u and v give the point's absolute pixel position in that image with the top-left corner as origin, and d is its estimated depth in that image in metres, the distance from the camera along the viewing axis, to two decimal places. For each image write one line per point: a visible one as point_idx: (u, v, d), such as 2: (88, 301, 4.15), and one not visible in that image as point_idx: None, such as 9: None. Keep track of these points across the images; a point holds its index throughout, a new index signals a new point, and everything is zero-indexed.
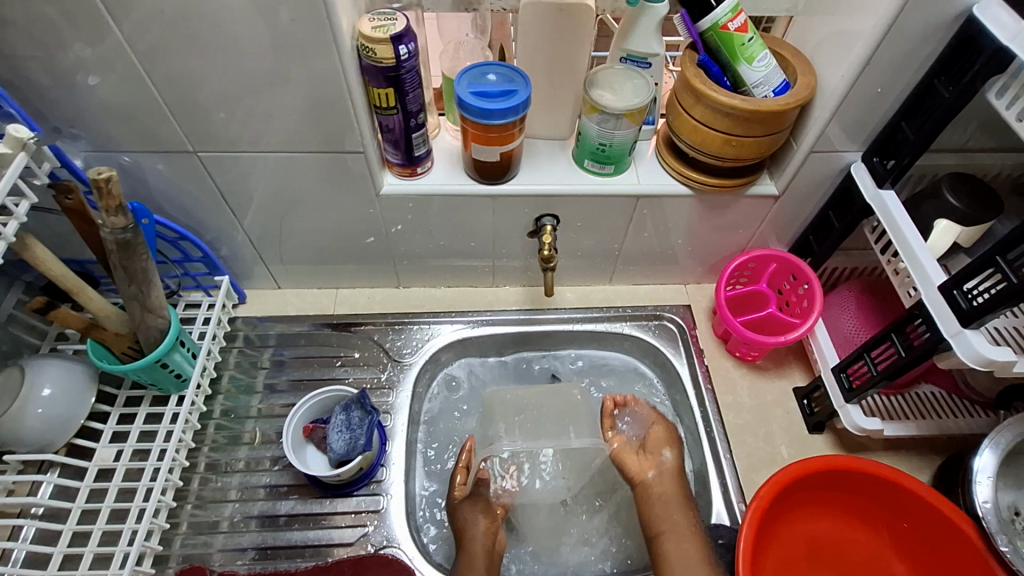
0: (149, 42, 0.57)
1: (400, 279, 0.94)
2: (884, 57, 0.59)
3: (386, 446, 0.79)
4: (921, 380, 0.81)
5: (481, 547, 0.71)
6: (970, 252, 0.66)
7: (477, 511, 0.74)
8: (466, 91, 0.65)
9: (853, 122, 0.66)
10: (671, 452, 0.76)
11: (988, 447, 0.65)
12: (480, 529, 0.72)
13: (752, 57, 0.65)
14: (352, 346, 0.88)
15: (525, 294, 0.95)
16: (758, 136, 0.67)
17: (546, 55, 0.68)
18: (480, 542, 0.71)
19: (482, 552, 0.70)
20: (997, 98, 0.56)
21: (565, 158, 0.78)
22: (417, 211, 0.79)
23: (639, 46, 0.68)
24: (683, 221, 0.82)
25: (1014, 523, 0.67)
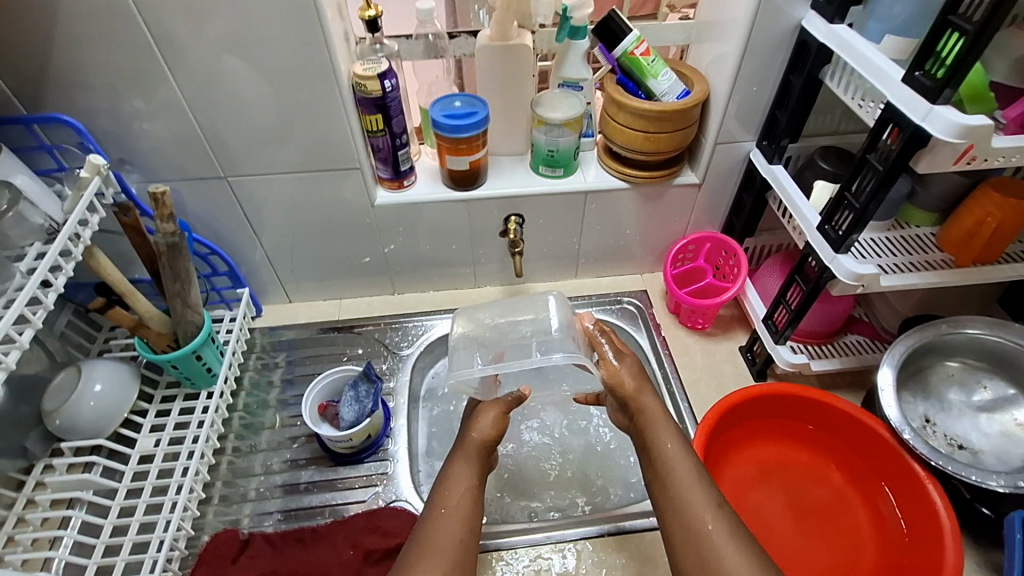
0: (191, 94, 0.75)
1: (395, 286, 1.09)
2: (749, 65, 0.79)
3: (390, 421, 0.91)
4: (848, 331, 0.93)
5: (480, 438, 0.75)
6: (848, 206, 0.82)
7: (487, 409, 0.78)
8: (439, 115, 0.83)
9: (741, 116, 0.85)
10: (622, 371, 0.74)
11: (887, 363, 0.76)
12: (486, 425, 0.77)
13: (656, 73, 0.84)
14: (357, 344, 1.02)
15: (503, 291, 1.10)
16: (669, 132, 0.85)
17: (501, 84, 0.87)
18: (479, 436, 0.75)
19: (475, 446, 0.75)
20: (831, 81, 0.73)
21: (524, 166, 0.96)
22: (405, 220, 0.96)
23: (571, 73, 0.88)
24: (627, 213, 0.99)
25: (925, 429, 0.77)
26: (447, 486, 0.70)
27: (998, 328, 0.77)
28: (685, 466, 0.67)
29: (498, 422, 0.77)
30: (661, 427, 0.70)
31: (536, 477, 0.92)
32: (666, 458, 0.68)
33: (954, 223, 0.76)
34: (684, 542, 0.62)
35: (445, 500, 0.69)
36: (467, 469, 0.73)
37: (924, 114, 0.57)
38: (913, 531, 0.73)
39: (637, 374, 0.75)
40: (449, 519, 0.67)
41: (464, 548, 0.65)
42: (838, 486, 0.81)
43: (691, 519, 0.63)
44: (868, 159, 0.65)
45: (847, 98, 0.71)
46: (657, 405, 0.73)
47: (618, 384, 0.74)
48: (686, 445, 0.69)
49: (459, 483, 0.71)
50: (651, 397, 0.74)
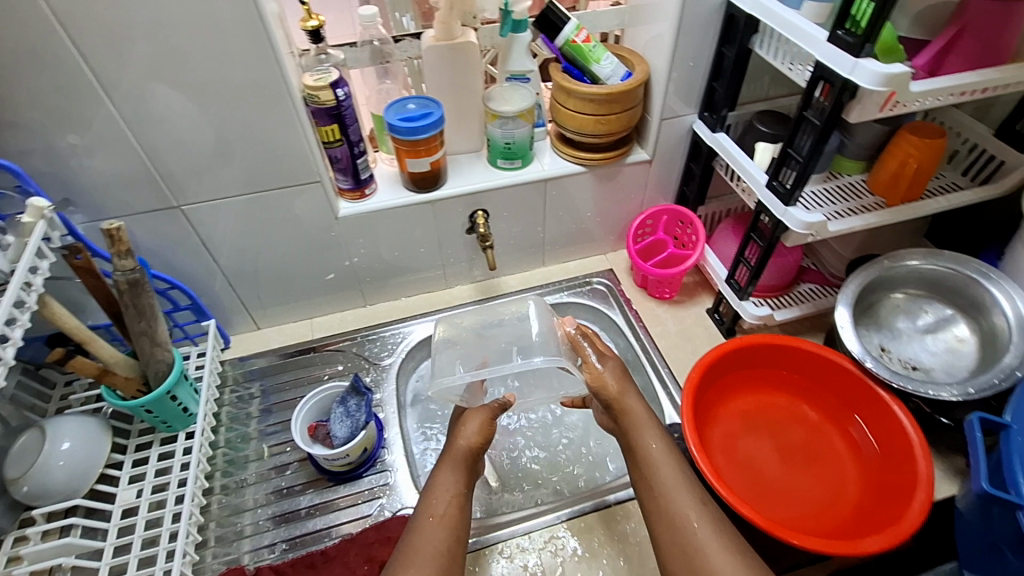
0: (134, 122, 0.72)
1: (366, 298, 1.07)
2: (685, 42, 0.83)
3: (383, 433, 0.90)
4: (801, 280, 1.00)
5: (466, 445, 0.75)
6: None
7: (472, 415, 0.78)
8: (395, 118, 0.83)
9: (682, 91, 0.90)
10: (604, 372, 0.77)
11: (842, 303, 0.83)
12: (472, 430, 0.77)
13: (598, 58, 0.88)
14: (336, 361, 1.00)
15: (476, 288, 1.11)
16: (619, 113, 0.89)
17: (449, 84, 0.88)
18: (466, 442, 0.75)
19: (461, 456, 0.74)
20: (760, 49, 0.78)
21: (482, 162, 0.97)
22: (371, 229, 0.95)
23: (517, 66, 0.90)
24: (586, 197, 1.02)
25: (883, 358, 0.83)
26: (431, 496, 0.71)
27: (932, 256, 0.83)
28: (670, 465, 0.70)
29: (486, 428, 0.77)
30: (646, 428, 0.73)
31: (537, 463, 0.93)
32: (651, 459, 0.71)
33: (882, 166, 0.84)
34: (670, 543, 0.66)
35: (431, 508, 0.69)
36: (452, 475, 0.73)
37: (850, 69, 0.61)
38: (884, 449, 0.80)
39: (619, 376, 0.77)
40: (438, 526, 0.68)
41: (449, 557, 0.66)
42: (814, 422, 0.87)
43: (676, 517, 0.67)
44: (805, 115, 0.70)
45: (778, 63, 0.76)
46: (641, 407, 0.75)
47: (603, 387, 0.76)
48: (669, 444, 0.73)
49: (443, 490, 0.71)
50: (634, 397, 0.76)
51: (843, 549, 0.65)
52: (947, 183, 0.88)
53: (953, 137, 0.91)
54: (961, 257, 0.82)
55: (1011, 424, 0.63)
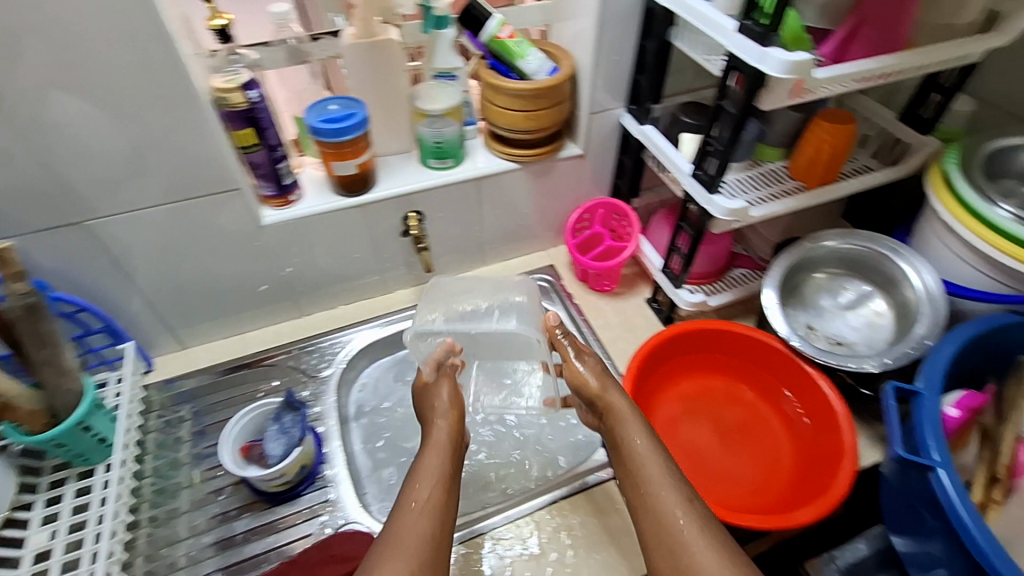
0: (21, 133, 0.66)
1: (301, 308, 1.03)
2: (607, 36, 0.84)
3: (323, 448, 0.87)
4: (733, 265, 1.03)
5: (445, 422, 0.75)
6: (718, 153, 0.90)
7: (439, 393, 0.79)
8: (316, 120, 0.80)
9: (608, 85, 0.91)
10: (584, 372, 0.77)
11: (768, 285, 0.86)
12: (444, 400, 0.78)
13: (523, 54, 0.87)
14: (271, 376, 0.96)
15: (417, 291, 1.08)
16: (547, 108, 0.89)
17: (373, 84, 0.86)
18: (444, 419, 0.75)
19: (444, 443, 0.73)
20: (678, 41, 0.80)
21: (413, 162, 0.95)
22: (300, 236, 0.91)
23: (443, 63, 0.89)
24: (521, 193, 1.02)
25: (810, 336, 0.87)
26: (415, 482, 0.68)
27: (848, 236, 0.87)
28: (654, 462, 0.67)
29: (456, 413, 0.77)
30: (631, 422, 0.72)
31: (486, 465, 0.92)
32: (638, 455, 0.69)
33: (800, 152, 0.88)
34: (656, 540, 0.62)
35: (413, 496, 0.66)
36: (438, 459, 0.71)
37: (759, 57, 0.62)
38: (815, 423, 0.83)
39: (601, 374, 0.77)
40: (422, 510, 0.64)
41: (436, 544, 0.62)
42: (750, 402, 0.90)
43: (661, 513, 0.63)
44: (722, 105, 0.71)
45: (694, 52, 0.77)
46: (622, 402, 0.74)
47: (586, 385, 0.76)
48: (656, 439, 0.70)
49: (428, 474, 0.68)
50: (616, 394, 0.75)
51: (778, 523, 0.67)
52: (860, 166, 0.91)
53: (862, 123, 0.95)
54: (873, 236, 0.86)
55: (921, 389, 0.67)
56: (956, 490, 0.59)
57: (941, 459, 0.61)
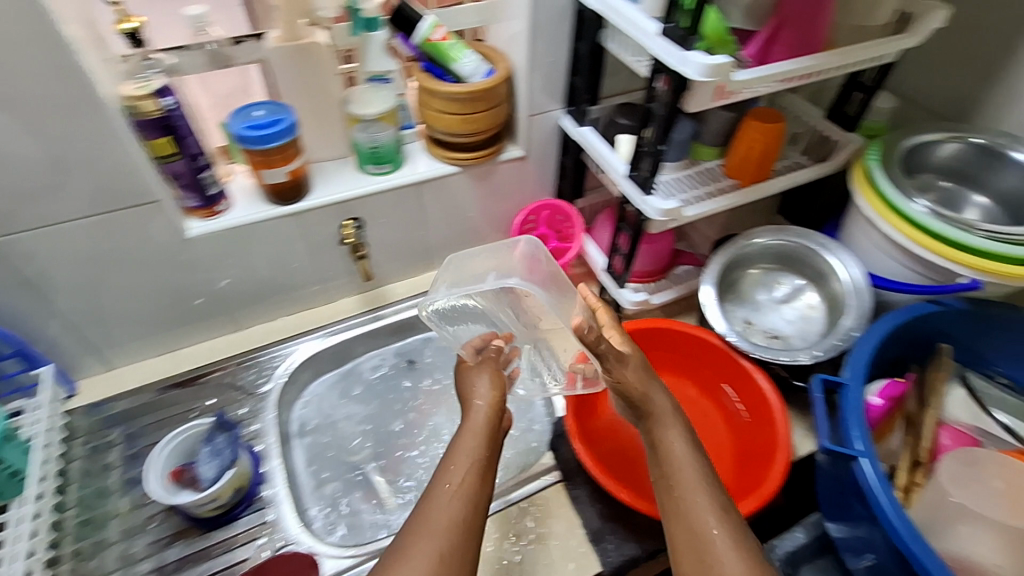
0: None
1: (238, 322, 0.99)
2: (540, 38, 0.84)
3: (261, 467, 0.84)
4: (678, 263, 1.04)
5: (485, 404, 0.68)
6: None
7: (480, 372, 0.72)
8: (240, 127, 0.76)
9: (545, 88, 0.91)
10: (627, 371, 0.70)
11: (707, 282, 0.88)
12: (484, 386, 0.71)
13: (457, 56, 0.86)
14: (205, 395, 0.92)
15: (360, 300, 1.06)
16: (483, 111, 0.88)
17: (302, 87, 0.82)
18: (484, 400, 0.69)
19: (483, 427, 0.66)
20: (608, 43, 0.80)
21: (350, 168, 0.93)
22: (231, 248, 0.87)
23: (376, 66, 0.86)
24: (464, 197, 1.00)
25: (747, 330, 0.89)
26: (449, 459, 0.63)
27: (779, 233, 0.90)
28: (689, 466, 0.62)
29: (495, 391, 0.70)
30: (672, 419, 0.67)
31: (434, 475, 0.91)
32: (673, 457, 0.63)
33: (734, 151, 0.90)
34: (685, 546, 0.57)
35: (446, 476, 0.61)
36: (473, 439, 0.65)
37: (680, 60, 0.63)
38: (753, 417, 0.85)
39: (643, 372, 0.71)
40: (455, 491, 0.59)
41: (465, 530, 0.57)
42: (693, 398, 0.92)
43: (694, 521, 0.58)
44: (651, 108, 0.72)
45: (623, 54, 0.77)
46: (664, 400, 0.69)
47: (624, 383, 0.70)
48: (695, 441, 0.65)
49: (463, 453, 0.63)
50: (660, 393, 0.70)
51: None
52: (792, 163, 0.93)
53: (793, 121, 0.98)
54: (803, 231, 0.89)
55: (846, 380, 0.70)
56: (876, 476, 0.62)
57: (864, 449, 0.64)
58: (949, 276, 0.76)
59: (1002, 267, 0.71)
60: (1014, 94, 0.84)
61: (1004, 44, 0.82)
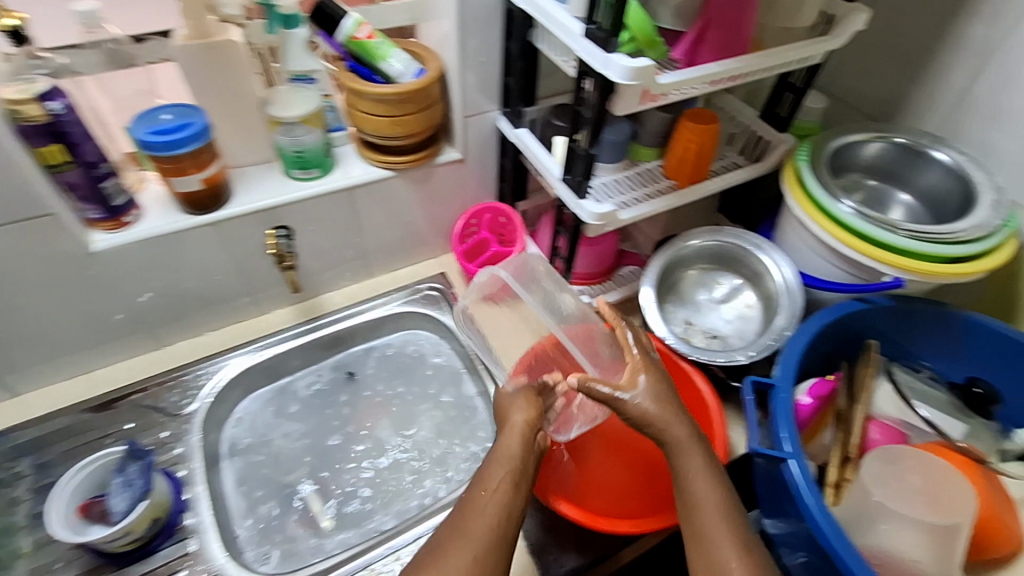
0: None
1: (160, 340, 0.93)
2: (470, 37, 0.81)
3: (182, 494, 0.79)
4: (622, 264, 1.04)
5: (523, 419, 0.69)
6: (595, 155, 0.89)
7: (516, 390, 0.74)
8: (144, 133, 0.71)
9: (480, 89, 0.88)
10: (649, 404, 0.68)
11: (646, 283, 0.87)
12: (521, 408, 0.70)
13: (385, 55, 0.81)
14: (122, 420, 0.86)
15: (295, 310, 1.01)
16: (414, 113, 0.84)
17: (216, 88, 0.77)
18: (521, 417, 0.69)
19: (521, 442, 0.67)
20: (539, 44, 0.77)
21: (276, 173, 0.88)
22: (146, 262, 0.82)
23: (299, 66, 0.81)
24: (401, 201, 0.97)
25: (688, 330, 0.89)
26: (488, 467, 0.65)
27: (715, 233, 0.90)
28: (711, 498, 0.62)
29: (530, 407, 0.70)
30: (691, 445, 0.66)
31: (373, 491, 0.88)
32: (693, 486, 0.64)
33: (672, 152, 0.89)
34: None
35: (483, 485, 0.64)
36: (513, 446, 0.66)
37: (603, 63, 0.62)
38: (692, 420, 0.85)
39: (658, 400, 0.68)
40: (492, 500, 0.62)
41: (501, 537, 0.60)
42: None
43: (713, 557, 0.59)
44: (579, 112, 0.71)
45: (552, 55, 0.75)
46: (684, 430, 0.67)
47: (637, 410, 0.68)
48: (715, 466, 0.66)
49: (501, 462, 0.65)
50: (683, 421, 0.68)
51: (650, 525, 0.71)
52: (728, 163, 0.94)
53: (729, 121, 0.98)
54: (738, 231, 0.89)
55: (776, 382, 0.72)
56: (802, 477, 0.63)
57: (792, 450, 0.66)
58: (873, 275, 0.78)
59: (921, 266, 0.72)
60: (934, 94, 0.86)
61: (923, 46, 0.84)
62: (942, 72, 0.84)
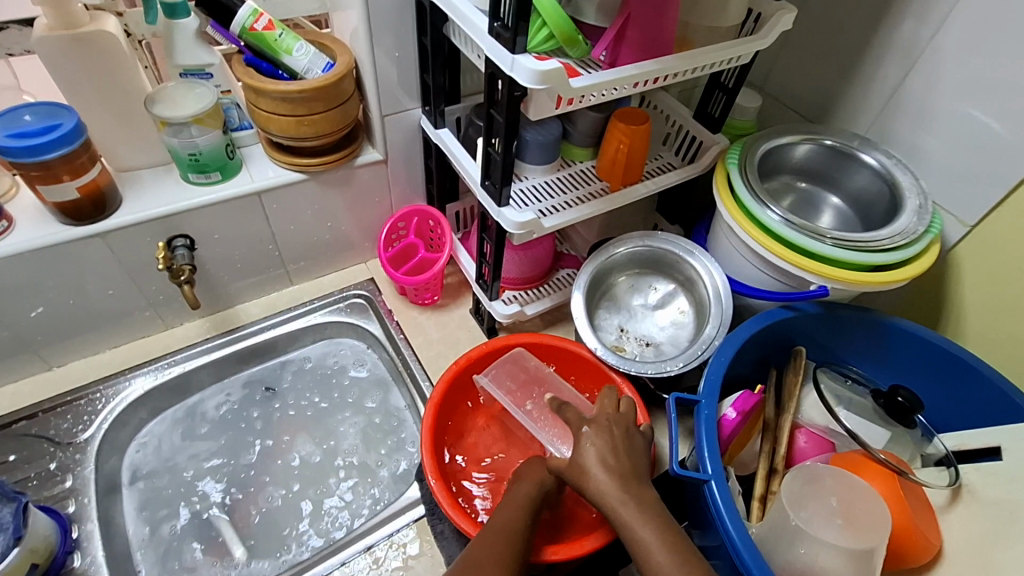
0: None
1: (49, 360, 0.85)
2: (381, 30, 0.75)
3: (70, 531, 0.73)
4: (558, 268, 1.00)
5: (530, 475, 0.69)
6: (522, 157, 0.85)
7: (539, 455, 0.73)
8: (1, 138, 0.64)
9: (397, 86, 0.82)
10: (585, 461, 0.64)
11: (577, 289, 0.84)
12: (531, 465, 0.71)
13: (289, 48, 0.74)
14: (6, 450, 0.78)
15: (207, 323, 0.94)
16: (324, 111, 0.77)
17: (91, 84, 0.69)
18: (530, 473, 0.69)
19: (526, 491, 0.67)
20: (454, 37, 0.71)
21: (173, 178, 0.80)
22: (21, 279, 0.73)
23: (189, 59, 0.75)
24: (318, 206, 0.90)
25: (620, 339, 0.86)
26: (498, 511, 0.64)
27: (648, 237, 0.87)
28: (661, 555, 0.56)
29: (542, 469, 0.70)
30: (621, 504, 0.60)
31: (291, 517, 0.82)
32: (643, 543, 0.58)
33: (602, 153, 0.84)
34: None
35: (492, 523, 0.63)
36: (521, 491, 0.67)
37: (510, 64, 0.57)
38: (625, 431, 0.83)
39: (601, 462, 0.64)
40: (502, 540, 0.61)
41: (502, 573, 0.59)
42: None
43: None
44: (492, 113, 0.67)
45: (468, 51, 0.70)
46: (619, 492, 0.61)
47: (580, 466, 0.64)
48: (667, 522, 0.59)
49: (510, 502, 0.65)
50: (627, 484, 0.62)
51: (570, 552, 0.68)
52: (663, 164, 0.91)
53: (664, 121, 0.95)
54: (670, 236, 0.87)
55: (699, 398, 0.70)
56: (720, 497, 0.62)
57: (713, 471, 0.64)
58: (802, 283, 0.76)
59: (850, 275, 0.71)
60: (864, 96, 0.85)
61: (856, 44, 0.82)
62: (872, 73, 0.82)
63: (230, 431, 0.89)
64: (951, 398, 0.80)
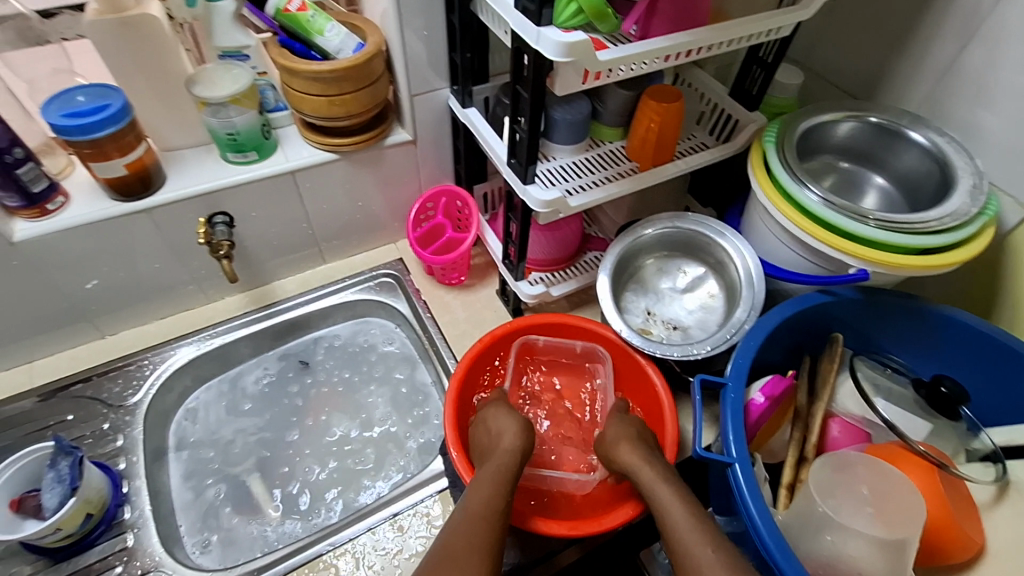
0: None
1: (102, 329, 0.90)
2: (410, 10, 0.75)
3: (121, 487, 0.78)
4: (585, 250, 0.99)
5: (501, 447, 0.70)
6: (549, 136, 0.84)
7: (511, 414, 0.74)
8: (56, 117, 0.67)
9: (427, 65, 0.82)
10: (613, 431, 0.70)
11: (604, 270, 0.83)
12: (502, 430, 0.72)
13: (321, 29, 0.76)
14: (63, 410, 0.84)
15: (246, 298, 0.98)
16: (353, 91, 0.78)
17: (137, 66, 0.72)
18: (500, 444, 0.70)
19: (512, 454, 0.69)
20: (482, 15, 0.71)
21: (212, 157, 0.84)
22: (77, 252, 0.78)
23: (227, 42, 0.78)
24: (350, 185, 0.92)
25: (649, 322, 0.85)
26: (475, 488, 0.64)
27: (677, 218, 0.85)
28: (674, 504, 0.59)
29: (515, 438, 0.70)
30: (645, 464, 0.64)
31: (322, 484, 0.85)
32: (660, 503, 0.61)
33: (632, 132, 0.83)
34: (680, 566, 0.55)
35: (469, 505, 0.62)
36: (490, 467, 0.67)
37: (536, 38, 0.57)
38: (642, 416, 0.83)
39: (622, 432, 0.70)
40: (490, 510, 0.62)
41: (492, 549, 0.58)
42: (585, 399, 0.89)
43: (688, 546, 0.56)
44: (518, 89, 0.66)
45: (495, 28, 0.69)
46: (635, 453, 0.66)
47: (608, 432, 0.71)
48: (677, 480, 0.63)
49: (482, 482, 0.65)
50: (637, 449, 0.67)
51: (588, 529, 0.67)
52: (695, 144, 0.87)
53: (698, 99, 0.92)
54: (700, 218, 0.84)
55: (726, 381, 0.68)
56: (745, 482, 0.60)
57: (738, 454, 0.62)
58: (840, 266, 0.73)
59: (893, 258, 0.68)
60: (915, 71, 0.80)
61: (908, 16, 0.77)
62: (926, 46, 0.77)
63: (265, 401, 0.93)
64: (1003, 390, 0.75)
